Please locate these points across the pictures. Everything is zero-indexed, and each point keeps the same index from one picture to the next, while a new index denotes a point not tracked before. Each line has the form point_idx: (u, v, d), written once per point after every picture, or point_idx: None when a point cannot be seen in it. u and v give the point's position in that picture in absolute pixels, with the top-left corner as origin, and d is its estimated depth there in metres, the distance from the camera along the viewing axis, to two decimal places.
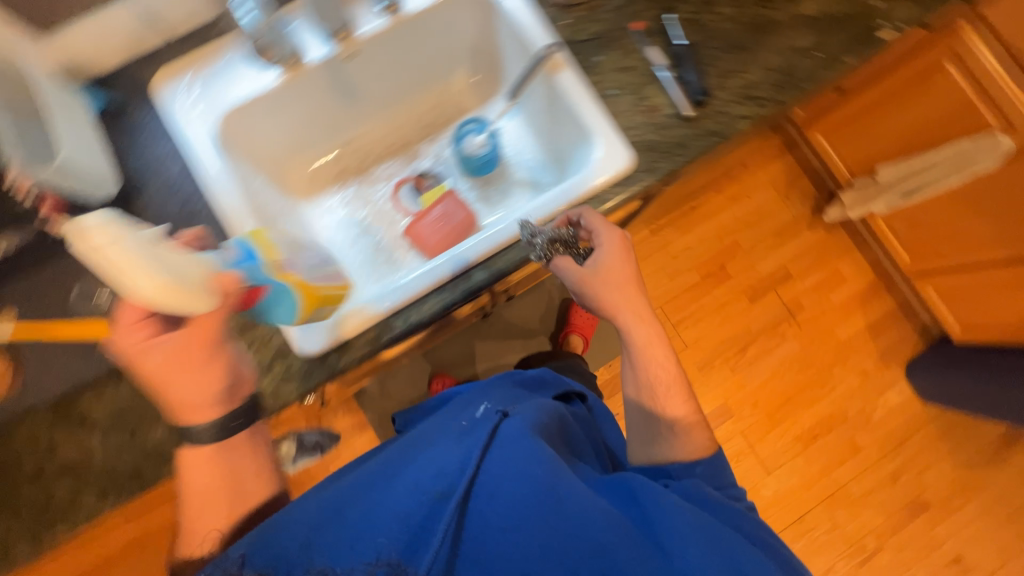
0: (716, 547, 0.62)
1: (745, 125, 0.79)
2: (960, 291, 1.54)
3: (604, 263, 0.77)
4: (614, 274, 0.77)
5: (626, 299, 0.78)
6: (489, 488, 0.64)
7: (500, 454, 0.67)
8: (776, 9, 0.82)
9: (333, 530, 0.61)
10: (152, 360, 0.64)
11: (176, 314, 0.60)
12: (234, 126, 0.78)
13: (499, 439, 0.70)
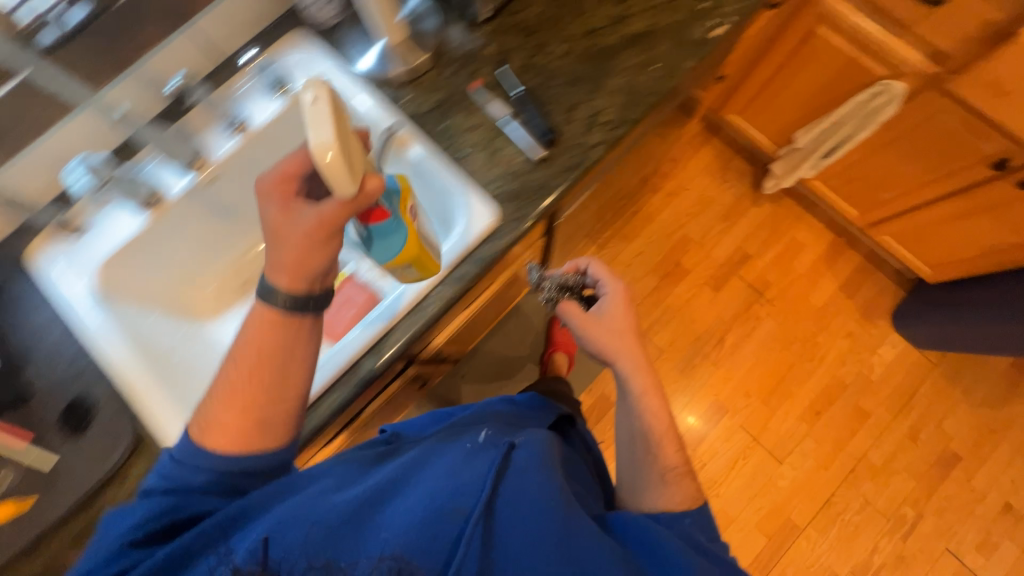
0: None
1: (602, 151, 0.79)
2: (915, 233, 1.50)
3: (607, 310, 1.02)
4: (614, 320, 1.00)
5: (624, 344, 0.98)
6: (512, 511, 0.58)
7: (519, 479, 0.60)
8: (607, 34, 0.85)
9: (348, 535, 0.55)
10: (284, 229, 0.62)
11: (331, 182, 0.56)
12: (114, 274, 0.80)
13: (517, 461, 0.62)
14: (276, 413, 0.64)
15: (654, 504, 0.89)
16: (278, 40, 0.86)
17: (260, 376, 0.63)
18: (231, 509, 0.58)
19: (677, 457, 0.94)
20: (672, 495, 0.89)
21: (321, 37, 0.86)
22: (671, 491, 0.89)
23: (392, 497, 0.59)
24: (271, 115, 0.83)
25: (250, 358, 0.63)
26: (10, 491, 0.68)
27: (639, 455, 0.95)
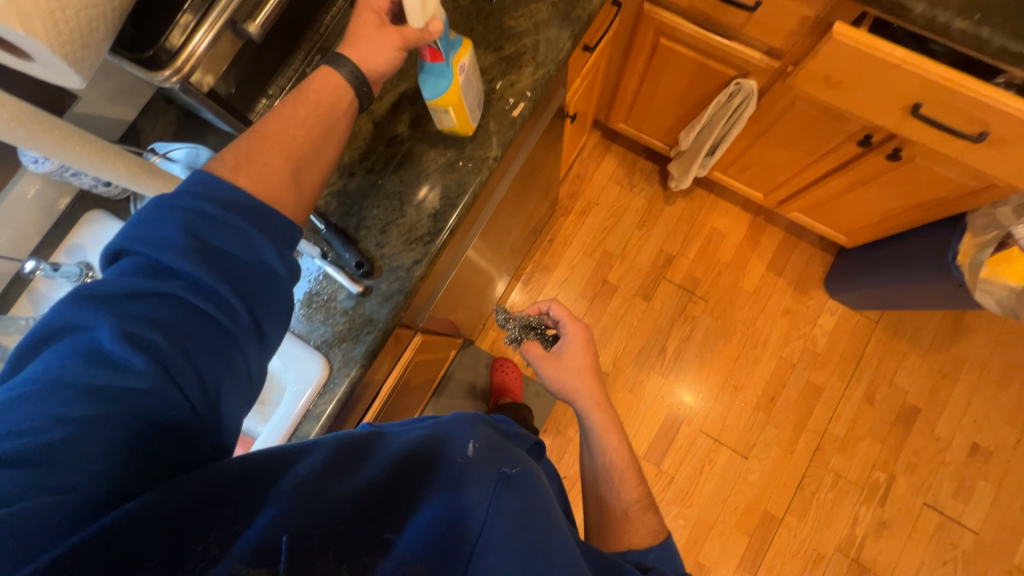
0: None
1: (422, 269, 0.77)
2: (818, 206, 1.48)
3: (568, 350, 1.03)
4: (575, 359, 1.02)
5: (583, 381, 0.99)
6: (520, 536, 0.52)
7: (527, 506, 0.55)
8: (407, 140, 0.81)
9: (362, 528, 0.48)
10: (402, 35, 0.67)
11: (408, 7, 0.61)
12: None
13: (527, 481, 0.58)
14: (310, 179, 0.62)
15: (619, 542, 0.85)
16: (71, 227, 0.82)
17: (313, 134, 0.62)
18: (227, 466, 0.48)
19: (639, 497, 0.90)
20: (636, 533, 0.85)
21: (118, 211, 0.82)
22: (638, 524, 0.86)
23: (408, 503, 0.52)
24: None
25: (305, 107, 0.62)
26: None
27: (604, 490, 0.92)
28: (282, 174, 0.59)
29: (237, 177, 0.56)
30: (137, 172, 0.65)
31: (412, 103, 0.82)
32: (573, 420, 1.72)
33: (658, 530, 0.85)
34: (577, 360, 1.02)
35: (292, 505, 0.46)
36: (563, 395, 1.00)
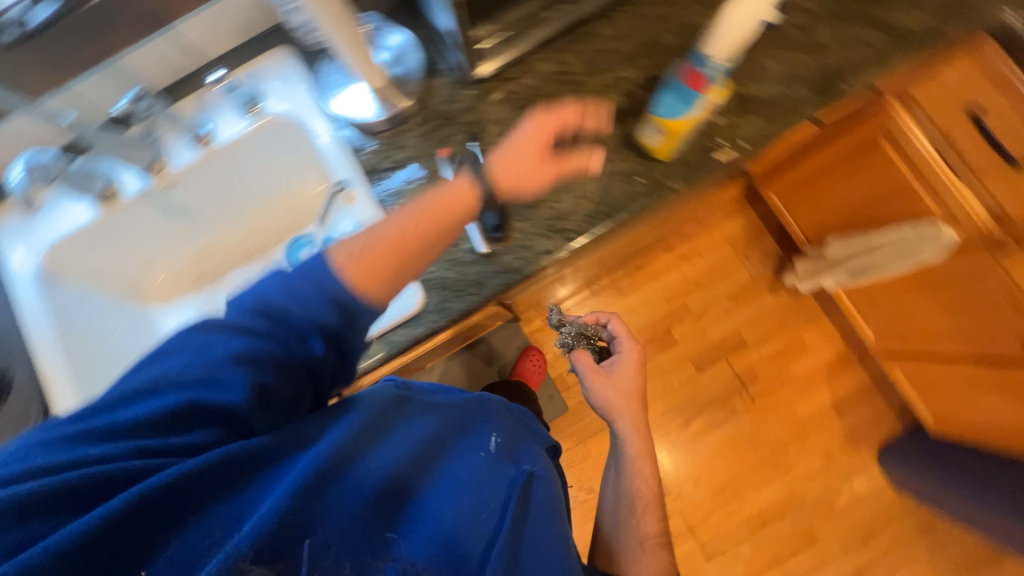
0: None
1: (550, 261, 0.73)
2: (929, 379, 1.34)
3: (617, 368, 0.93)
4: (622, 379, 0.92)
5: (627, 404, 0.90)
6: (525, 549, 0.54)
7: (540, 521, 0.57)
8: (600, 129, 0.76)
9: (372, 531, 0.47)
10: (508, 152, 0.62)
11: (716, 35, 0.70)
12: (64, 257, 0.82)
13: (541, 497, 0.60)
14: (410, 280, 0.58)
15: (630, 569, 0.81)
16: (259, 55, 0.82)
17: (427, 240, 0.57)
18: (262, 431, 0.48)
19: (656, 528, 0.85)
20: (648, 562, 0.81)
21: (304, 59, 0.82)
22: (649, 558, 0.82)
23: (427, 505, 0.51)
24: (236, 135, 0.80)
25: (415, 217, 0.57)
26: None
27: (625, 518, 0.86)
28: (386, 268, 0.54)
29: (341, 270, 0.53)
30: (356, 50, 0.68)
31: (625, 95, 0.77)
32: (569, 438, 1.71)
33: (667, 565, 0.81)
34: (629, 379, 0.92)
35: (311, 484, 0.45)
36: (602, 412, 0.91)
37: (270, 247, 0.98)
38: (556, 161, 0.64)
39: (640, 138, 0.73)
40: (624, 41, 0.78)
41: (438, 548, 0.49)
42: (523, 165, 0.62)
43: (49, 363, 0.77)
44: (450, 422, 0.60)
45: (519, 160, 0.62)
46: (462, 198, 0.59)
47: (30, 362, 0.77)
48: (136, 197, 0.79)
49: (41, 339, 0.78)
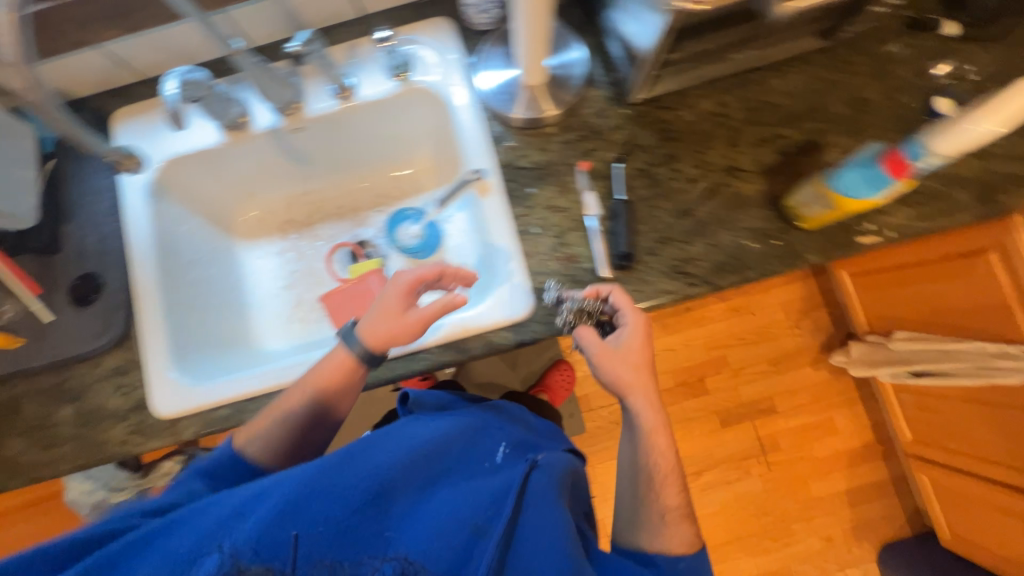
0: None
1: (667, 301, 0.72)
2: (955, 495, 1.32)
3: (626, 341, 0.65)
4: (631, 356, 0.65)
5: (641, 378, 0.64)
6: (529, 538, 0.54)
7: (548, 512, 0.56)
8: (745, 181, 0.74)
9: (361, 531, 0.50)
10: (394, 302, 0.65)
11: (946, 130, 0.53)
12: (177, 173, 0.81)
13: (543, 484, 0.60)
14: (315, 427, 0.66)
15: (652, 544, 0.65)
16: (419, 20, 0.80)
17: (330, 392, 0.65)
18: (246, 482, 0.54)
19: (682, 503, 0.66)
20: (676, 538, 0.64)
21: (462, 35, 0.80)
22: (678, 532, 0.65)
23: (423, 506, 0.54)
24: (379, 96, 0.79)
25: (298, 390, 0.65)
26: (9, 323, 0.74)
27: (643, 498, 0.66)
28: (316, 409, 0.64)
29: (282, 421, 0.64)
30: (536, 47, 0.67)
31: (778, 152, 0.74)
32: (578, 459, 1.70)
33: (693, 535, 0.65)
34: (642, 334, 0.65)
35: (315, 488, 0.51)
36: (609, 387, 0.65)
37: (365, 208, 0.97)
38: (410, 308, 0.66)
39: (792, 205, 0.68)
40: (789, 98, 0.76)
41: (430, 540, 0.51)
42: (400, 320, 0.64)
43: (145, 276, 0.76)
44: (458, 432, 0.64)
45: (377, 316, 0.64)
46: (386, 345, 0.64)
47: (125, 270, 0.76)
48: (266, 131, 0.78)
49: (138, 249, 0.77)
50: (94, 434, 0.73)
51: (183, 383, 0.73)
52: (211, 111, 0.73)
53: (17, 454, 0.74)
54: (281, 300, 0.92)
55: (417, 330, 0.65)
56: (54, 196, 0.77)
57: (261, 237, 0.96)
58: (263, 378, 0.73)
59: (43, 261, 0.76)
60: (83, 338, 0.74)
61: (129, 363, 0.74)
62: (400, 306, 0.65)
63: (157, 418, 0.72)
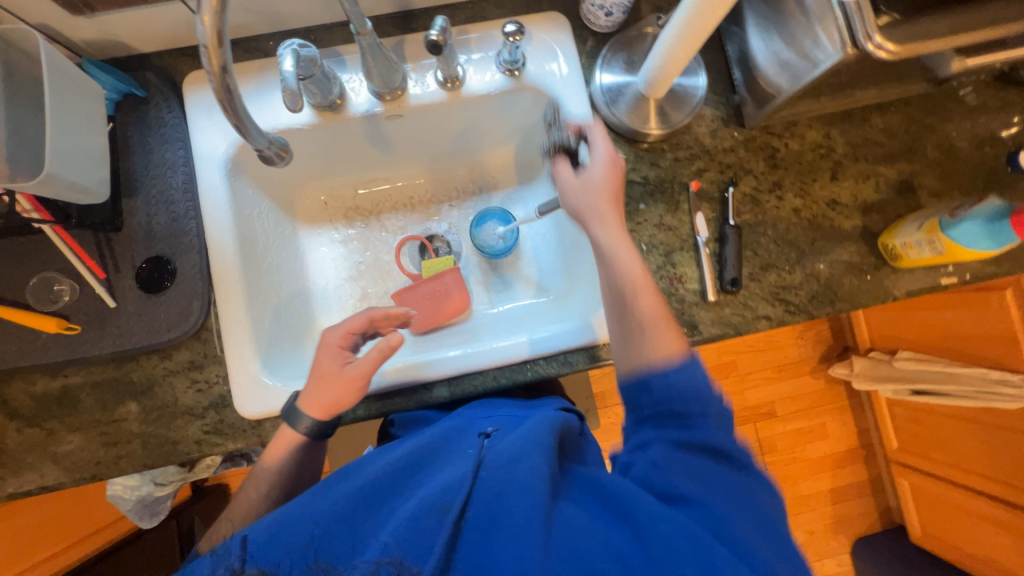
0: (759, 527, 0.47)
1: (766, 327, 0.74)
2: (935, 498, 1.46)
3: (591, 175, 0.65)
4: (590, 192, 0.65)
5: (605, 206, 0.64)
6: (493, 509, 0.46)
7: (512, 476, 0.48)
8: (845, 215, 0.76)
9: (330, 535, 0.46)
10: (327, 364, 0.65)
11: None
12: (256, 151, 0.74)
13: (505, 453, 0.51)
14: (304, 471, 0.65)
15: (638, 360, 0.56)
16: (534, 12, 0.75)
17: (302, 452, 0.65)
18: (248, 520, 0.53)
19: (662, 314, 0.59)
20: (655, 340, 0.56)
21: (575, 35, 0.76)
22: (660, 338, 0.57)
23: (392, 503, 0.50)
24: (488, 90, 0.74)
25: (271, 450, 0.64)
26: (65, 308, 0.66)
27: (625, 322, 0.60)
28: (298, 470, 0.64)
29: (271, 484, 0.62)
30: (678, 60, 0.63)
31: (875, 189, 0.77)
32: None
33: (677, 339, 0.57)
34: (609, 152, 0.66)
35: (280, 519, 0.47)
36: (578, 203, 0.66)
37: (438, 202, 0.93)
38: (347, 364, 0.65)
39: (893, 244, 0.71)
40: (891, 136, 0.78)
41: (397, 534, 0.44)
42: (338, 383, 0.64)
43: (223, 263, 0.69)
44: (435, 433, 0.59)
45: (315, 383, 0.64)
46: (333, 411, 0.64)
47: (200, 256, 0.69)
48: (364, 115, 0.72)
49: (214, 233, 0.70)
50: (164, 432, 0.67)
51: (270, 382, 0.68)
52: (312, 90, 0.67)
53: (70, 450, 0.67)
54: (346, 293, 0.88)
55: (359, 387, 0.64)
56: (115, 166, 0.68)
57: (324, 224, 0.90)
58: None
59: (102, 240, 0.68)
60: (153, 329, 0.67)
61: (204, 358, 0.69)
62: (334, 365, 0.65)
63: (239, 418, 0.68)
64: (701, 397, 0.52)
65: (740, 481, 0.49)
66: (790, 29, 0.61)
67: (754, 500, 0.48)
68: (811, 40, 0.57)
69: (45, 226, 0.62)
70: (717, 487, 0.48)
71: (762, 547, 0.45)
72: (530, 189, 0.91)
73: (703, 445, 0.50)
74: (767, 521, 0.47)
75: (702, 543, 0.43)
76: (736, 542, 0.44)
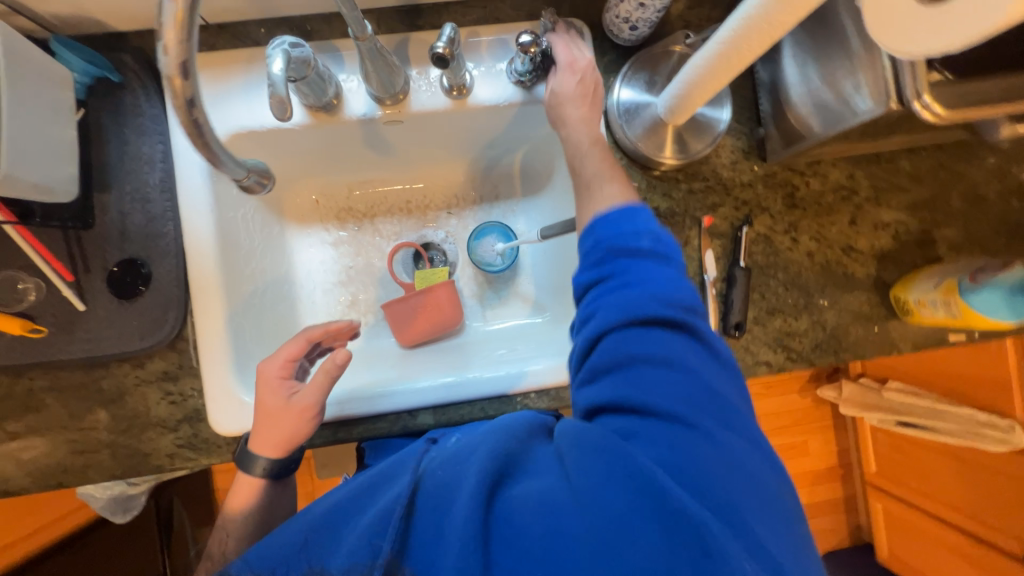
0: (713, 429, 0.47)
1: (765, 374, 0.72)
2: (905, 524, 1.50)
3: (561, 81, 0.65)
4: (561, 89, 0.64)
5: (580, 95, 0.64)
6: (437, 504, 0.48)
7: (455, 478, 0.49)
8: (858, 263, 0.73)
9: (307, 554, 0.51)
10: (270, 399, 0.62)
11: None
12: (242, 148, 0.68)
13: (445, 472, 0.50)
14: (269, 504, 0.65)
15: (588, 213, 0.61)
16: (553, 18, 0.69)
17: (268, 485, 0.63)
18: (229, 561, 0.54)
19: (612, 167, 0.63)
20: (604, 190, 0.61)
21: (596, 46, 0.71)
22: (607, 189, 0.61)
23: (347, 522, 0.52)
24: (497, 101, 0.69)
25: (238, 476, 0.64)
26: (30, 308, 0.62)
27: (578, 185, 0.64)
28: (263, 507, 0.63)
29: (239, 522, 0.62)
30: (699, 92, 0.58)
31: (894, 237, 0.73)
32: None
33: (625, 192, 0.60)
34: (569, 55, 0.64)
35: (267, 547, 0.53)
36: (550, 106, 0.66)
37: (436, 208, 0.88)
38: (293, 394, 0.63)
39: (906, 299, 0.68)
40: (916, 181, 0.74)
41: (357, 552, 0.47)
42: (288, 417, 0.62)
43: (202, 270, 0.65)
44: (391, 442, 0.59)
45: (262, 423, 0.62)
46: (289, 445, 0.63)
47: (178, 260, 0.65)
48: (362, 118, 0.67)
49: (193, 237, 0.65)
50: (135, 443, 0.65)
51: (249, 400, 0.65)
52: (304, 91, 0.62)
53: (34, 456, 0.64)
54: (334, 298, 0.84)
55: (309, 414, 0.62)
56: (86, 156, 0.63)
57: (314, 224, 0.85)
58: (338, 404, 0.69)
59: (70, 237, 0.63)
60: (125, 335, 0.64)
61: (179, 369, 0.65)
62: (277, 400, 0.62)
63: (214, 434, 0.65)
64: (637, 223, 0.56)
65: (670, 350, 0.50)
66: (832, 67, 0.56)
67: (690, 376, 0.49)
68: (852, 84, 0.53)
69: (6, 226, 0.57)
70: (647, 367, 0.50)
71: (700, 421, 0.47)
72: (533, 203, 0.87)
73: (630, 320, 0.52)
74: (705, 395, 0.49)
75: (629, 461, 0.44)
76: (671, 426, 0.47)
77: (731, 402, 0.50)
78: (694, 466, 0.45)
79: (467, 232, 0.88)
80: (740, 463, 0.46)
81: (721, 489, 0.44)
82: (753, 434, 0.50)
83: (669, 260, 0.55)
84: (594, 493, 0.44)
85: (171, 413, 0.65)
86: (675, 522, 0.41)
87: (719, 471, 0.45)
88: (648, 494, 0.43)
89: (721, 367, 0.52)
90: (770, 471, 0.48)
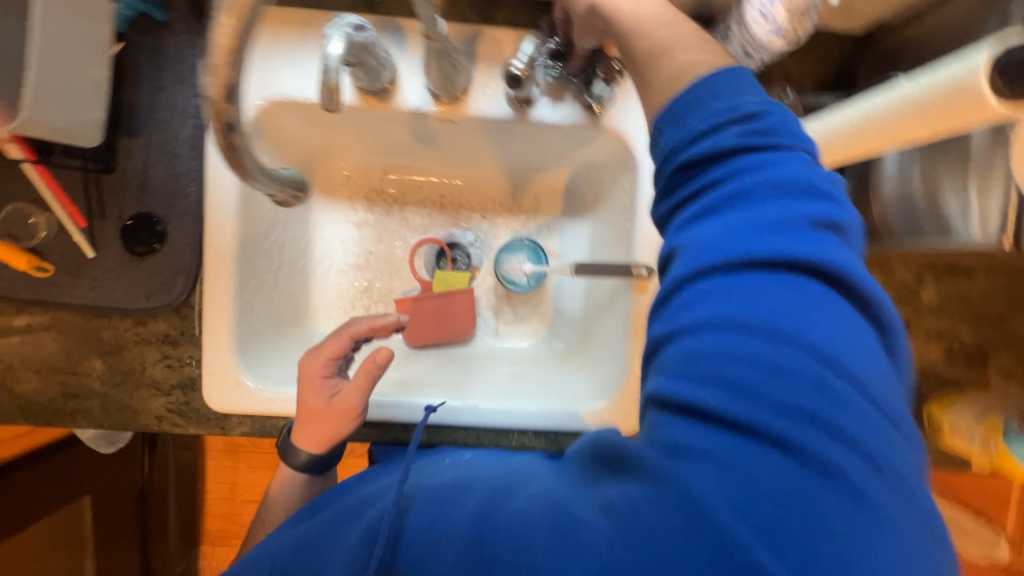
0: (821, 411, 0.34)
1: None
2: None
3: None
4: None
5: None
6: (432, 509, 0.43)
7: (466, 484, 0.45)
8: None
9: (310, 548, 0.48)
10: (310, 398, 0.61)
11: None
12: (278, 114, 0.64)
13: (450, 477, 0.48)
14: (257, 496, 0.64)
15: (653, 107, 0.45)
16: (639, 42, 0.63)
17: None
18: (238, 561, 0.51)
19: None
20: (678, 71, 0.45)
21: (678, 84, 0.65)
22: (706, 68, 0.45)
23: (358, 510, 0.50)
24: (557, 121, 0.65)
25: (243, 409, 0.63)
26: (40, 244, 0.60)
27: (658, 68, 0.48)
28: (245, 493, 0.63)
29: None
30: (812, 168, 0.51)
31: (945, 351, 0.68)
32: None
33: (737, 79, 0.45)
34: None
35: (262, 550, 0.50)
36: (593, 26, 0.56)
37: (470, 208, 0.82)
38: (333, 394, 0.61)
39: (940, 423, 0.65)
40: (989, 298, 0.67)
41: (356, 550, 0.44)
42: (329, 419, 0.60)
43: (219, 238, 0.62)
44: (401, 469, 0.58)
45: (308, 421, 0.61)
46: (329, 443, 0.61)
47: (196, 225, 0.62)
48: (412, 107, 0.62)
49: (216, 201, 0.61)
50: (126, 400, 0.64)
51: (245, 381, 0.63)
52: (358, 74, 0.57)
53: (23, 392, 0.63)
54: (348, 281, 0.78)
55: (350, 416, 0.60)
56: (117, 96, 0.59)
57: (343, 200, 0.79)
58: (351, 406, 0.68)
59: (87, 182, 0.60)
60: (130, 290, 0.61)
61: (180, 335, 0.64)
62: (319, 400, 0.60)
63: (204, 406, 0.64)
64: (744, 104, 0.40)
65: (787, 293, 0.36)
66: (940, 172, 0.51)
67: (795, 332, 0.35)
68: (957, 200, 0.48)
69: (26, 164, 0.56)
70: (754, 301, 0.36)
71: (803, 410, 0.34)
72: (571, 224, 0.82)
73: (728, 247, 0.37)
74: (820, 367, 0.34)
75: (699, 471, 0.35)
76: (783, 404, 0.34)
77: (858, 404, 0.34)
78: (778, 482, 0.33)
79: (495, 239, 0.83)
80: (857, 496, 0.33)
81: (801, 541, 0.32)
82: (884, 456, 0.34)
83: (823, 202, 0.38)
84: (652, 506, 0.35)
85: (168, 380, 0.64)
86: (727, 561, 0.32)
87: (830, 477, 0.33)
88: (713, 517, 0.33)
89: (854, 322, 0.36)
90: (900, 523, 0.34)
